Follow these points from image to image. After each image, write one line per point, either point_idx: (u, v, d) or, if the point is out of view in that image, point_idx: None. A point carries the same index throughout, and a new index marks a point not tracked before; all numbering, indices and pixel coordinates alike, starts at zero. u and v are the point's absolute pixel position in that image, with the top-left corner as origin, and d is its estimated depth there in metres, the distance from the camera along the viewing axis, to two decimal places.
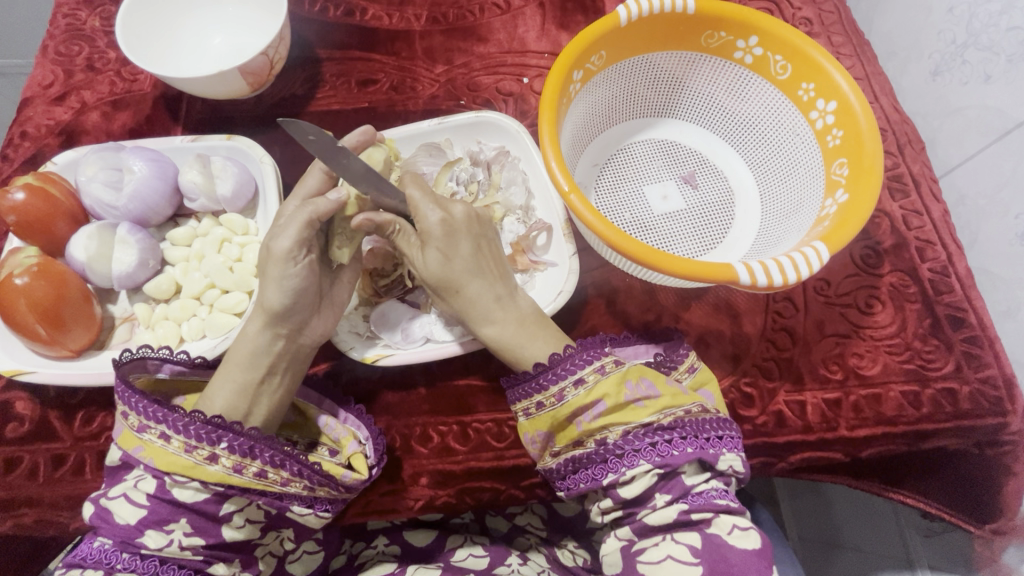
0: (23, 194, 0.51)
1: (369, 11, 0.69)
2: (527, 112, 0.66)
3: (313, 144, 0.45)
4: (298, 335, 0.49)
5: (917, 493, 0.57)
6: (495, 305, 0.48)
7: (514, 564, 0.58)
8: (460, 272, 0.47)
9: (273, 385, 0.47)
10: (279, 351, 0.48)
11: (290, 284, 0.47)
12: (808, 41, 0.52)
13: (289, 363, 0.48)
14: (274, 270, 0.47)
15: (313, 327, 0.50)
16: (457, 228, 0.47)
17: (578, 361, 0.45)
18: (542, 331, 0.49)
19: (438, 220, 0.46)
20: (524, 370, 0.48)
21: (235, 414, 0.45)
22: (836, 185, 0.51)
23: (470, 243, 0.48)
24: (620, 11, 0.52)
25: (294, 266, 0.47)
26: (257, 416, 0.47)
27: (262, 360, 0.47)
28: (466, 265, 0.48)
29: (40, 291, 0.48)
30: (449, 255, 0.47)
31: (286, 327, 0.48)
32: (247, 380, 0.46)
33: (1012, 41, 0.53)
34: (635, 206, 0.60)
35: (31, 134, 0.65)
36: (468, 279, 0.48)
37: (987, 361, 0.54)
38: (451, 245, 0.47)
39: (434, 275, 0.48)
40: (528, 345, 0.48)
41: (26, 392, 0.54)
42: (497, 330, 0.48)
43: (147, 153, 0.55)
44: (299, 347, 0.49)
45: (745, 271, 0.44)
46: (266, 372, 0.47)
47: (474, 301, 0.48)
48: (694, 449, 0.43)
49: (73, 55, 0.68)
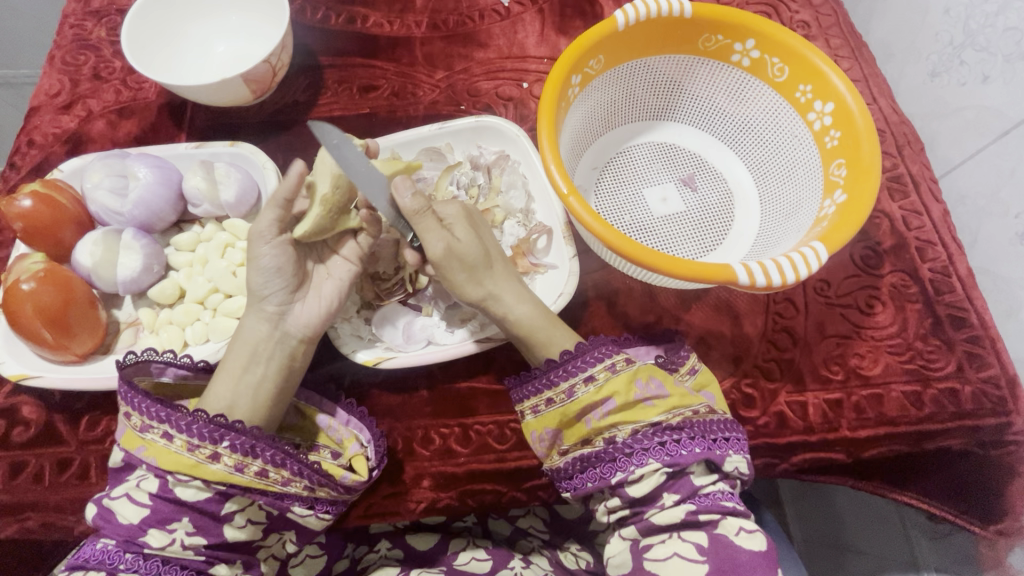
0: (30, 201, 0.52)
1: (371, 18, 0.70)
2: (527, 117, 0.66)
3: (336, 149, 0.47)
4: (283, 321, 0.50)
5: (922, 496, 0.56)
6: (520, 289, 0.50)
7: (517, 567, 0.58)
8: (490, 250, 0.50)
9: (258, 377, 0.48)
10: (264, 337, 0.49)
11: (265, 261, 0.49)
12: (805, 44, 0.52)
13: (275, 351, 0.49)
14: (252, 250, 0.49)
15: (298, 313, 0.51)
16: (474, 215, 0.51)
17: (588, 359, 0.46)
18: (559, 321, 0.50)
19: (461, 207, 0.50)
20: (540, 364, 0.49)
21: (220, 404, 0.46)
22: (834, 186, 0.51)
23: (486, 230, 0.51)
24: (618, 15, 0.53)
25: (267, 244, 0.49)
26: (240, 410, 0.47)
27: (249, 347, 0.48)
28: (493, 247, 0.50)
29: (46, 296, 0.49)
30: (478, 234, 0.50)
31: (270, 308, 0.50)
32: (233, 370, 0.47)
33: (1009, 41, 0.53)
34: (635, 208, 0.60)
35: (38, 143, 0.65)
36: (496, 260, 0.50)
37: (990, 360, 0.53)
38: (477, 228, 0.50)
39: (475, 246, 0.48)
40: (556, 336, 0.49)
41: (32, 397, 0.54)
42: (527, 311, 0.49)
43: (152, 160, 0.56)
44: (285, 334, 0.50)
45: (743, 270, 0.44)
46: (251, 357, 0.48)
47: (501, 283, 0.49)
48: (702, 449, 0.43)
49: (79, 64, 0.69)
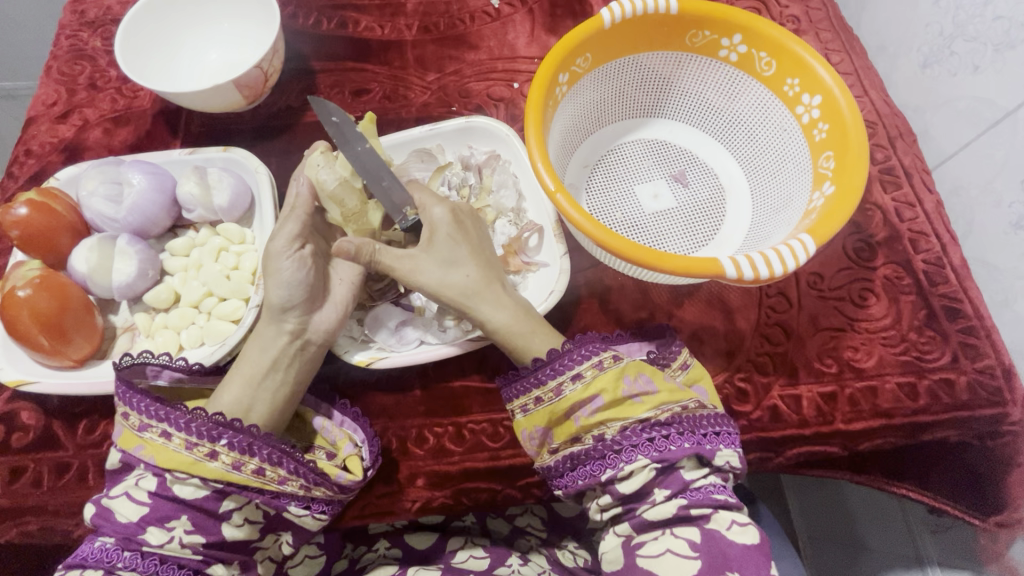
0: (26, 209, 0.52)
1: (362, 23, 0.71)
2: (518, 117, 0.66)
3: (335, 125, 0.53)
4: (304, 333, 0.51)
5: (921, 489, 0.56)
6: (502, 293, 0.50)
7: (514, 564, 0.58)
8: (466, 256, 0.50)
9: (276, 382, 0.48)
10: (285, 347, 0.50)
11: (286, 277, 0.50)
12: (791, 38, 0.53)
13: (294, 361, 0.50)
14: (271, 265, 0.50)
15: (319, 321, 0.51)
16: (463, 215, 0.51)
17: (576, 356, 0.46)
18: (542, 324, 0.50)
19: (445, 210, 0.50)
20: (523, 365, 0.49)
21: (238, 410, 0.47)
22: (823, 178, 0.51)
23: (474, 230, 0.51)
24: (604, 13, 0.53)
25: (287, 258, 0.50)
26: (259, 413, 0.48)
27: (269, 355, 0.49)
28: (473, 252, 0.50)
29: (42, 302, 0.50)
30: (458, 240, 0.50)
31: (291, 322, 0.50)
32: (253, 375, 0.48)
33: (997, 31, 0.53)
34: (626, 205, 0.60)
35: (36, 152, 0.66)
36: (476, 265, 0.50)
37: (985, 350, 0.53)
38: (461, 231, 0.50)
39: (441, 257, 0.49)
40: (539, 339, 0.49)
41: (32, 402, 0.55)
42: (506, 317, 0.49)
43: (145, 167, 0.57)
44: (306, 343, 0.51)
45: (731, 264, 0.44)
46: (271, 366, 0.48)
47: (480, 291, 0.49)
48: (691, 444, 0.43)
49: (75, 74, 0.70)
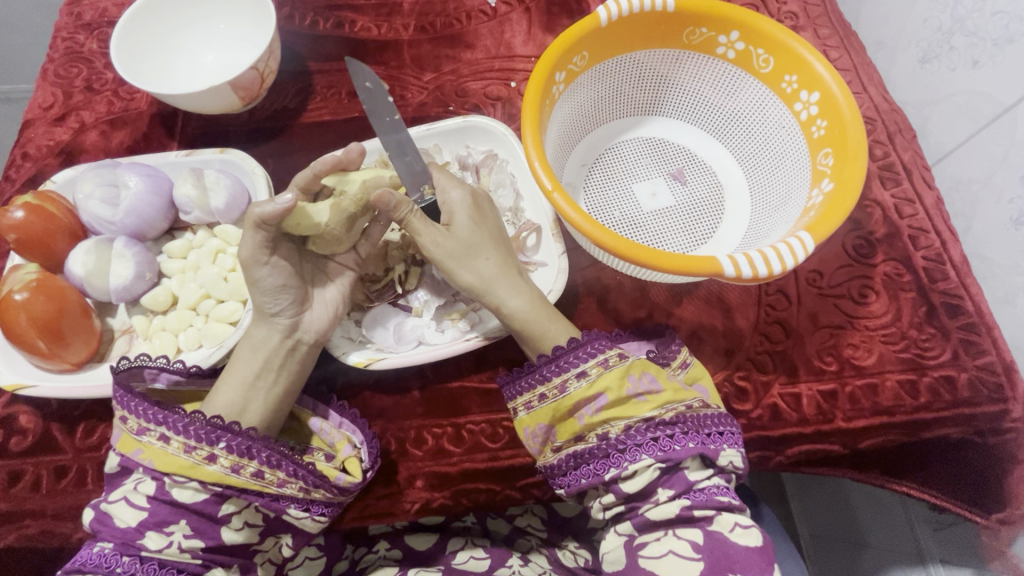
0: (22, 213, 0.52)
1: (358, 23, 0.71)
2: (515, 116, 0.66)
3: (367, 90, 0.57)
4: (295, 330, 0.51)
5: (924, 487, 0.55)
6: (519, 279, 0.50)
7: (514, 565, 0.58)
8: (485, 238, 0.50)
9: (269, 383, 0.48)
10: (275, 346, 0.49)
11: (270, 281, 0.50)
12: (789, 34, 0.52)
13: (286, 360, 0.50)
14: (249, 274, 0.49)
15: (310, 321, 0.51)
16: (481, 200, 0.52)
17: (582, 354, 0.45)
18: (556, 313, 0.50)
19: (462, 194, 0.50)
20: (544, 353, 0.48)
21: (232, 410, 0.46)
22: (822, 175, 0.51)
23: (490, 215, 0.52)
24: (600, 11, 0.53)
25: (262, 266, 0.49)
26: (251, 414, 0.47)
27: (261, 354, 0.49)
28: (490, 235, 0.51)
29: (39, 306, 0.49)
30: (478, 221, 0.50)
31: (282, 322, 0.50)
32: (245, 374, 0.48)
33: (997, 25, 0.53)
34: (624, 204, 0.60)
35: (33, 155, 0.66)
36: (494, 247, 0.50)
37: (986, 348, 0.53)
38: (480, 214, 0.51)
39: (461, 238, 0.49)
40: (556, 326, 0.48)
41: (29, 406, 0.55)
42: (524, 304, 0.49)
43: (142, 169, 0.56)
44: (297, 342, 0.50)
45: (730, 262, 0.43)
46: (262, 366, 0.48)
47: (498, 274, 0.49)
48: (696, 444, 0.43)
49: (71, 77, 0.69)
